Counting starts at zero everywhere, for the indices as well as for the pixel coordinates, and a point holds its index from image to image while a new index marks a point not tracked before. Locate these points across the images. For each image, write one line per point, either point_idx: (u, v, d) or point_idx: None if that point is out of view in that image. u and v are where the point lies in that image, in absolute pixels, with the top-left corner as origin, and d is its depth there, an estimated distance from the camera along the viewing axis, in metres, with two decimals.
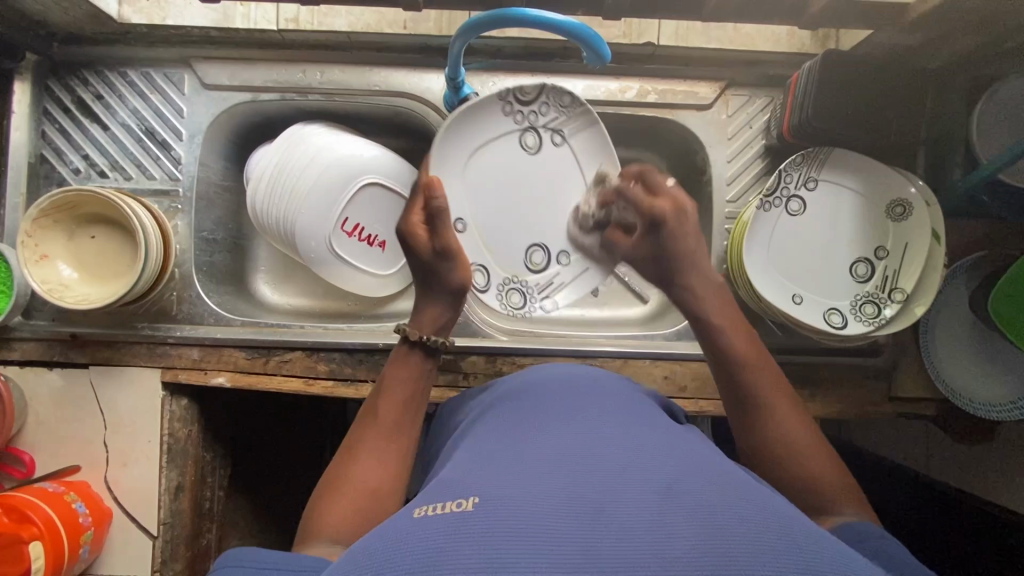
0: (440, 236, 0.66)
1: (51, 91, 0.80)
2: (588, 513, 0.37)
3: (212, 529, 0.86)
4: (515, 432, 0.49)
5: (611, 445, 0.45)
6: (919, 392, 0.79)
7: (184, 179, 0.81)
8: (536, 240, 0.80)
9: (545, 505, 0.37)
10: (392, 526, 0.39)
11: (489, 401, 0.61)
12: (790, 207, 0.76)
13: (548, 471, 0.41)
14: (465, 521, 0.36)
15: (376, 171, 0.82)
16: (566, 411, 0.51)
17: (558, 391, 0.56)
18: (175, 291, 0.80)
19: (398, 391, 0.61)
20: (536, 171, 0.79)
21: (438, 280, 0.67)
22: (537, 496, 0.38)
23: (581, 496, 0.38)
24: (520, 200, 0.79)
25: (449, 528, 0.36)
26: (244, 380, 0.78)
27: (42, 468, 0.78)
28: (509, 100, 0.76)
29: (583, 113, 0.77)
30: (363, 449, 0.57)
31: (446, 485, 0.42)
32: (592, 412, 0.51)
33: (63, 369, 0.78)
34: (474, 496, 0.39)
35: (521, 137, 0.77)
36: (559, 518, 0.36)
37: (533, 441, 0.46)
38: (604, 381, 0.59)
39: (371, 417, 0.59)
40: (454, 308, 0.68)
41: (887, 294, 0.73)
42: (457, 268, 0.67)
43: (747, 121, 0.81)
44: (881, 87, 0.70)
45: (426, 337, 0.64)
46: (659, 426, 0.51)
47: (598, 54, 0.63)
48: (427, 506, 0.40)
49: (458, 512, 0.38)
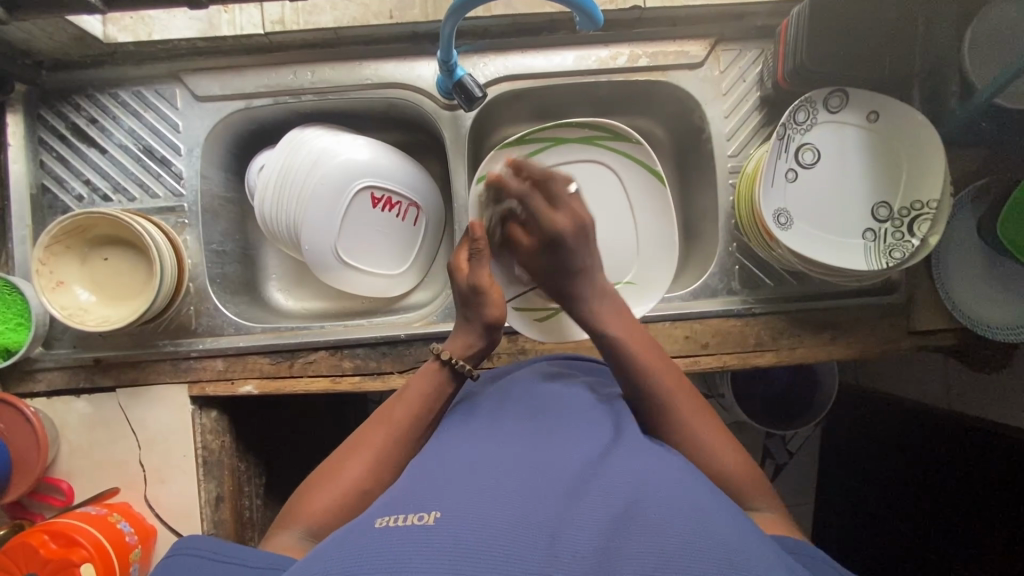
0: (475, 274, 0.69)
1: (44, 120, 0.80)
2: (537, 533, 0.38)
3: (256, 538, 0.86)
4: (479, 454, 0.50)
5: (567, 474, 0.45)
6: (939, 324, 0.80)
7: (187, 194, 0.80)
8: (790, 182, 0.74)
9: (498, 526, 0.38)
10: (356, 532, 0.40)
11: (457, 417, 0.61)
12: (825, 131, 0.75)
13: (507, 494, 0.42)
14: (424, 536, 0.38)
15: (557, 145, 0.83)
16: (531, 435, 0.52)
17: (532, 409, 0.57)
18: (192, 305, 0.80)
19: (414, 402, 0.63)
20: (836, 144, 0.74)
21: (473, 309, 0.70)
22: (487, 515, 0.39)
23: (535, 518, 0.39)
24: (822, 162, 0.74)
25: (410, 539, 0.38)
26: (271, 385, 0.78)
27: (81, 494, 0.78)
28: (814, 102, 0.73)
29: (903, 111, 0.72)
30: (364, 448, 0.59)
31: (412, 498, 0.44)
32: (555, 438, 0.52)
33: (91, 395, 0.78)
34: (435, 511, 0.40)
35: (827, 110, 0.74)
36: (509, 539, 0.37)
37: (496, 461, 0.47)
38: (571, 396, 0.60)
39: (384, 421, 0.61)
40: (483, 333, 0.69)
41: (907, 231, 0.71)
42: (489, 304, 0.69)
43: (740, 74, 0.81)
44: (874, 24, 0.70)
45: (458, 363, 0.66)
46: (622, 440, 0.52)
47: (592, 19, 0.62)
48: (388, 516, 0.41)
49: (418, 524, 0.39)
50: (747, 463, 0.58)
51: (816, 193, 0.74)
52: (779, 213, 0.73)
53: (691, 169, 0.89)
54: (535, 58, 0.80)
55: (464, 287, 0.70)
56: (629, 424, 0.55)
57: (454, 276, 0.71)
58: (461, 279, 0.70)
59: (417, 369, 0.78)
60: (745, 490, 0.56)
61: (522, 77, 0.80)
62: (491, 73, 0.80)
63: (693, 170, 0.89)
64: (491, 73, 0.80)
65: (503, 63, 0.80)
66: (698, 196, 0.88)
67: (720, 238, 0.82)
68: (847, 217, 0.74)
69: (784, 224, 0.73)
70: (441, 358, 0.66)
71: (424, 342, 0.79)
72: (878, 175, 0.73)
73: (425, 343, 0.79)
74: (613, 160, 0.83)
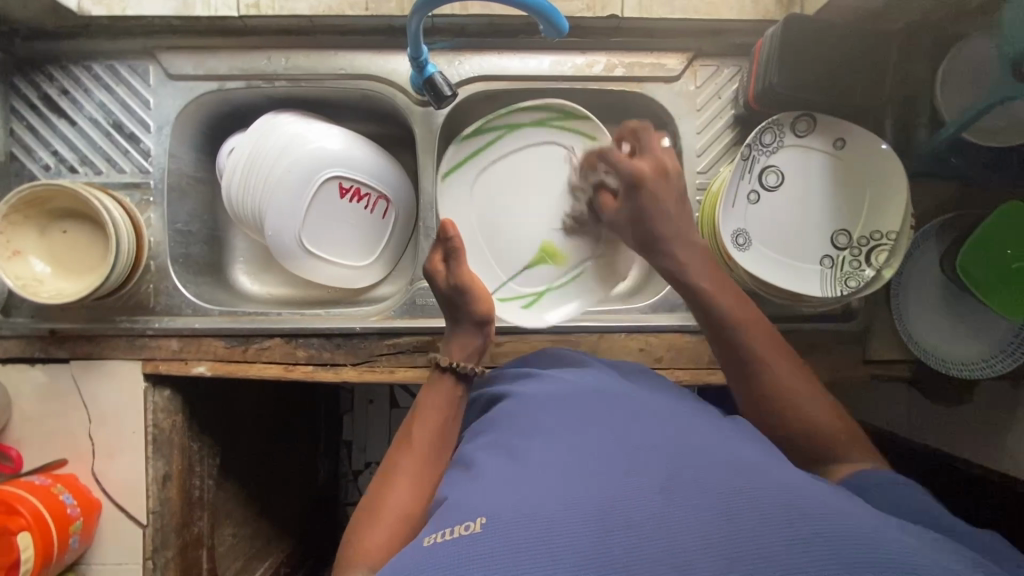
0: (457, 273, 0.71)
1: (16, 88, 0.80)
2: (599, 520, 0.37)
3: (204, 517, 0.87)
4: (516, 437, 0.49)
5: (611, 446, 0.45)
6: (894, 355, 0.80)
7: (154, 171, 0.80)
8: (754, 203, 0.74)
9: (560, 517, 0.38)
10: (408, 555, 0.40)
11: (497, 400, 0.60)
12: (792, 154, 0.74)
13: (562, 482, 0.41)
14: (476, 545, 0.37)
15: (512, 131, 0.81)
16: (563, 412, 0.52)
17: (557, 391, 0.56)
18: (151, 283, 0.80)
19: (432, 415, 0.64)
20: (802, 168, 0.74)
21: (460, 310, 0.72)
22: (544, 506, 0.39)
23: (591, 502, 0.39)
24: (788, 185, 0.74)
25: (460, 552, 0.37)
26: (224, 368, 0.78)
27: (30, 462, 0.79)
28: (780, 125, 0.73)
29: (868, 140, 0.72)
30: (398, 473, 0.58)
31: (456, 506, 0.43)
32: (588, 415, 0.51)
33: (45, 365, 0.79)
34: (480, 517, 0.39)
35: (795, 134, 0.74)
36: (577, 529, 0.37)
37: (536, 450, 0.46)
38: (604, 377, 0.59)
39: (407, 444, 0.61)
40: (480, 331, 0.72)
41: (865, 259, 0.71)
42: (478, 300, 0.71)
43: (715, 91, 0.81)
44: (848, 52, 0.70)
45: (456, 364, 0.67)
46: (655, 412, 0.51)
47: (556, 27, 0.61)
48: (436, 533, 0.41)
49: (467, 535, 0.38)
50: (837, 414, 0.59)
51: (779, 216, 0.74)
52: (740, 233, 0.73)
53: None
54: (510, 60, 0.80)
55: (446, 289, 0.72)
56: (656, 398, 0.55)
57: (434, 280, 0.72)
58: (441, 282, 0.72)
59: (371, 363, 0.79)
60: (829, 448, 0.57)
61: (496, 78, 0.80)
62: (466, 71, 0.80)
63: None
64: (466, 72, 0.80)
65: (478, 63, 0.80)
66: None
67: None
68: (809, 241, 0.74)
69: (743, 245, 0.73)
70: (442, 364, 0.67)
71: (380, 336, 0.79)
72: (842, 201, 0.73)
73: (381, 338, 0.79)
74: (570, 142, 0.81)
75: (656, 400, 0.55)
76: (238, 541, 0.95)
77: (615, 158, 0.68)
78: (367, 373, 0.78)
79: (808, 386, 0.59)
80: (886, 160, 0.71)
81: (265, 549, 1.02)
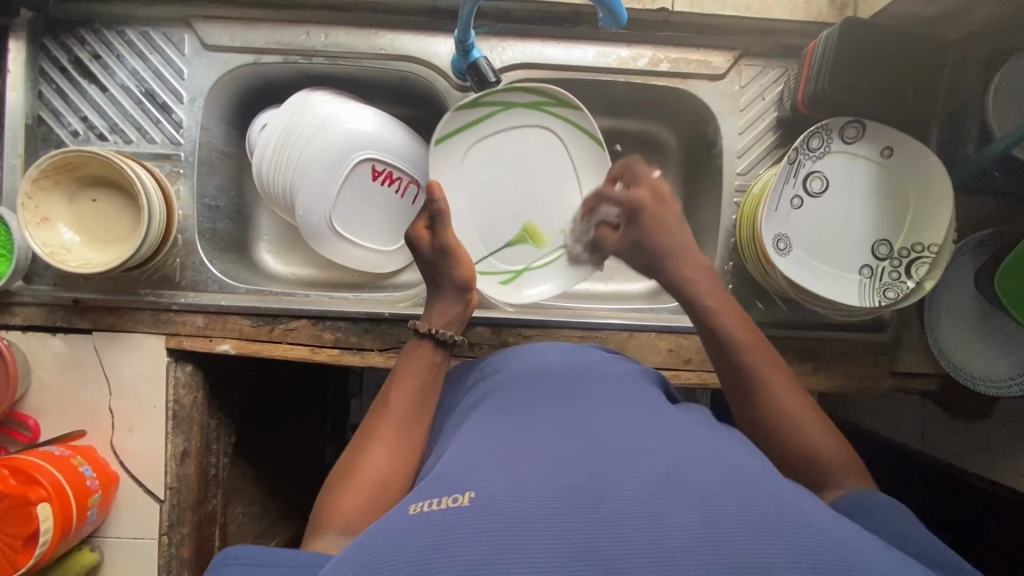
0: (443, 235, 0.70)
1: (47, 50, 0.78)
2: (586, 506, 0.37)
3: (219, 496, 0.86)
4: (508, 419, 0.50)
5: (605, 433, 0.45)
6: (923, 368, 0.79)
7: (185, 144, 0.79)
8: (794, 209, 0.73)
9: (545, 501, 0.37)
10: (389, 522, 0.39)
11: (487, 384, 0.60)
12: (836, 160, 0.73)
13: (551, 469, 0.40)
14: (463, 519, 0.36)
15: (506, 109, 0.79)
16: (561, 397, 0.52)
17: (559, 380, 0.56)
18: (178, 257, 0.79)
19: (411, 382, 0.63)
20: (845, 175, 0.73)
21: (442, 276, 0.71)
22: (531, 487, 0.38)
23: (578, 490, 0.38)
24: (831, 192, 0.73)
25: (448, 524, 0.36)
26: (248, 347, 0.77)
27: (47, 432, 0.78)
28: (829, 130, 0.72)
29: (917, 152, 0.71)
30: (376, 438, 0.58)
31: (443, 478, 0.42)
32: (588, 405, 0.50)
33: (66, 334, 0.77)
34: (469, 492, 0.38)
35: (841, 141, 0.73)
36: (562, 516, 0.36)
37: (530, 433, 0.46)
38: (601, 366, 0.59)
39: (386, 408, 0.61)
40: (462, 299, 0.71)
41: (906, 270, 0.71)
42: (459, 264, 0.71)
43: (760, 92, 0.79)
44: (901, 59, 0.69)
45: (436, 330, 0.66)
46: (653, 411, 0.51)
47: (615, 17, 0.60)
48: (420, 502, 0.39)
49: (455, 508, 0.37)
50: (834, 440, 0.54)
51: (818, 221, 0.73)
52: (780, 237, 0.72)
53: (697, 181, 0.88)
54: (554, 49, 0.78)
55: (430, 253, 0.71)
56: (648, 389, 0.56)
57: (418, 245, 0.71)
58: (425, 246, 0.71)
59: (397, 350, 0.78)
60: (822, 471, 0.53)
61: (538, 66, 0.79)
62: (508, 58, 0.78)
63: (699, 183, 0.88)
64: (508, 58, 0.78)
65: (521, 49, 0.78)
66: (701, 209, 0.87)
67: (717, 255, 0.81)
68: (849, 249, 0.73)
69: (782, 249, 0.72)
70: (420, 330, 0.66)
71: (408, 324, 0.78)
72: (883, 211, 0.73)
73: (408, 325, 0.78)
74: (557, 125, 0.80)
75: (650, 393, 0.55)
76: (248, 520, 0.95)
77: (619, 193, 0.72)
78: (393, 360, 0.78)
79: (809, 411, 0.55)
80: (928, 175, 0.70)
81: (273, 529, 1.01)
